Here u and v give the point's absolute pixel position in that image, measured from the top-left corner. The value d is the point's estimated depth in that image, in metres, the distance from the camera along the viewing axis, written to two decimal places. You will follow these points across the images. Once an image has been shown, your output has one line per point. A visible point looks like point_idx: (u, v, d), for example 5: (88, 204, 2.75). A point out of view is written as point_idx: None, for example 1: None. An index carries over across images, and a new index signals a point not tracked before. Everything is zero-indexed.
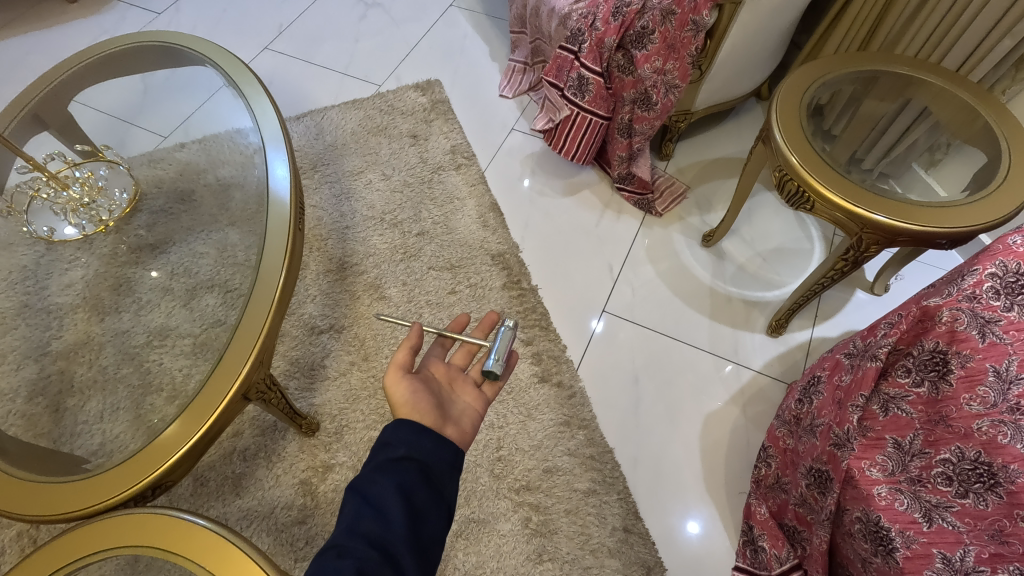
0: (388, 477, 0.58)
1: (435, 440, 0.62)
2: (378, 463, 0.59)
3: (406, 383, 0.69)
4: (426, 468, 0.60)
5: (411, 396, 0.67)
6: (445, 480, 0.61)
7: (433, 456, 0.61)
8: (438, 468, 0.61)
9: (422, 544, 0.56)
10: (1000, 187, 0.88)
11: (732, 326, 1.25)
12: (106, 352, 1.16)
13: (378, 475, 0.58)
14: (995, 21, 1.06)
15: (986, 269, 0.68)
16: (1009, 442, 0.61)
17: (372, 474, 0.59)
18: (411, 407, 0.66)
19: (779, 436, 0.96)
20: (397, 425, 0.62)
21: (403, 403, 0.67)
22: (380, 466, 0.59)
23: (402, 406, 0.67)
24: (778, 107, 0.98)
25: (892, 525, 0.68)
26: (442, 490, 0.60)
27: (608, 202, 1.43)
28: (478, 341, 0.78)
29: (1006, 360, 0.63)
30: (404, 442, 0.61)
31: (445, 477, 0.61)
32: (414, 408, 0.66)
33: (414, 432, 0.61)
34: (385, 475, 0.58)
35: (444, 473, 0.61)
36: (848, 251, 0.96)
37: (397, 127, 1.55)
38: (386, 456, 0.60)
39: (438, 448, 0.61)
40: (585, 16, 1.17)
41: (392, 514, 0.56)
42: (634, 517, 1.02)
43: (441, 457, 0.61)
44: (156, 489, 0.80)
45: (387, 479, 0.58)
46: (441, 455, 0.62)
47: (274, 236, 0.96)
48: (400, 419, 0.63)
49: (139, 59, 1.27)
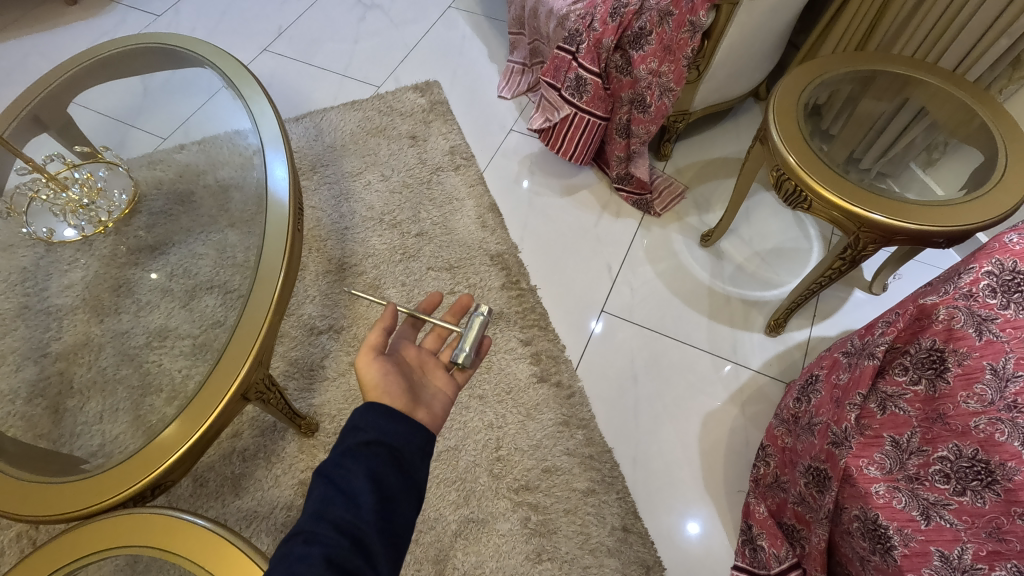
0: (357, 462, 0.57)
1: (408, 425, 0.61)
2: (347, 448, 0.58)
3: (377, 365, 0.68)
4: (396, 453, 0.59)
5: (381, 379, 0.67)
6: (416, 464, 0.60)
7: (404, 441, 0.60)
8: (409, 452, 0.60)
9: (392, 528, 0.55)
10: (995, 186, 0.88)
11: (731, 325, 1.25)
12: (105, 354, 1.16)
13: (348, 462, 0.57)
14: (993, 20, 1.06)
15: (983, 268, 0.68)
16: (1006, 440, 0.61)
17: (341, 459, 0.57)
18: (382, 390, 0.66)
19: (778, 435, 0.96)
20: (367, 408, 0.61)
21: (373, 385, 0.67)
22: (350, 450, 0.58)
23: (372, 388, 0.67)
24: (776, 107, 0.98)
25: (890, 522, 0.69)
26: (413, 475, 0.59)
27: (607, 202, 1.43)
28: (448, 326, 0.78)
29: (1004, 357, 0.63)
30: (374, 426, 0.60)
31: (416, 461, 0.60)
32: (384, 391, 0.66)
33: (385, 417, 0.60)
34: (355, 460, 0.57)
35: (415, 457, 0.60)
36: (845, 250, 0.96)
37: (396, 128, 1.55)
38: (354, 442, 0.59)
39: (410, 432, 0.61)
40: (583, 17, 1.18)
41: (361, 499, 0.55)
42: (633, 516, 1.02)
43: (413, 440, 0.60)
44: (156, 489, 0.80)
45: (357, 465, 0.57)
46: (413, 439, 0.61)
47: (272, 236, 0.96)
48: (371, 402, 0.62)
49: (138, 61, 1.27)
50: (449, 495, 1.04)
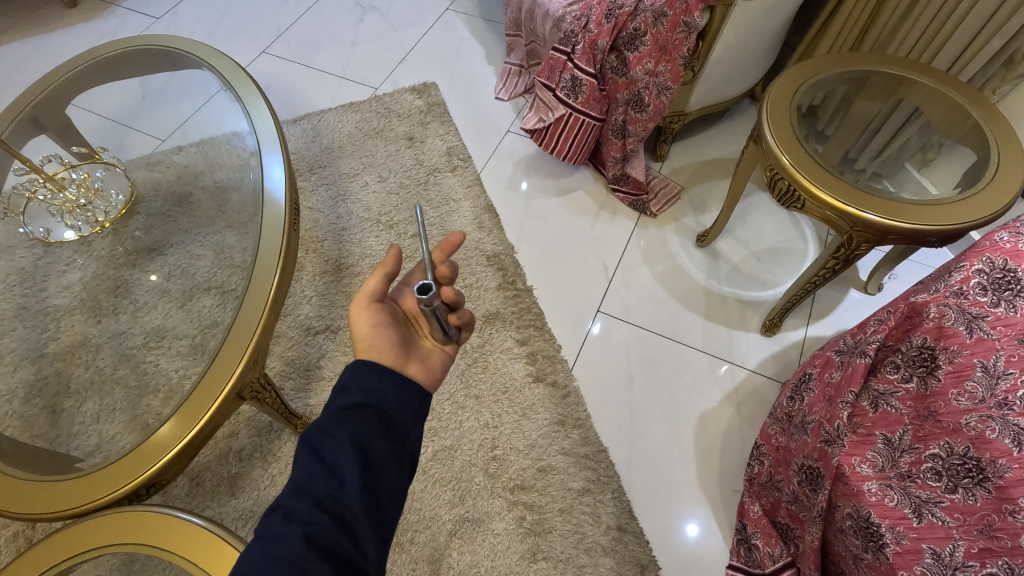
0: (342, 428, 0.57)
1: (397, 385, 0.62)
2: (333, 412, 0.58)
3: (369, 317, 0.69)
4: (385, 415, 0.60)
5: (371, 331, 0.68)
6: (408, 426, 0.60)
7: (393, 402, 0.61)
8: (400, 415, 0.61)
9: (379, 500, 0.55)
10: (987, 185, 0.89)
11: (726, 325, 1.25)
12: (103, 354, 1.17)
13: (334, 427, 0.57)
14: (985, 21, 1.06)
15: (973, 266, 0.69)
16: (997, 437, 0.61)
17: (327, 425, 0.57)
18: (369, 344, 0.67)
19: (771, 434, 0.96)
20: (355, 368, 0.62)
21: (362, 338, 0.68)
22: (336, 415, 0.58)
23: (361, 341, 0.68)
24: (770, 107, 0.98)
25: (882, 520, 0.69)
26: (404, 438, 0.59)
27: (603, 203, 1.44)
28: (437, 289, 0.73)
29: (994, 355, 0.64)
30: (362, 388, 0.60)
31: (407, 424, 0.60)
32: (371, 345, 0.67)
33: (375, 379, 0.61)
34: (340, 426, 0.57)
35: (405, 419, 0.61)
36: (839, 249, 0.96)
37: (393, 130, 1.55)
38: (342, 405, 0.59)
39: (399, 393, 0.61)
40: (579, 18, 1.18)
41: (346, 473, 0.54)
42: (628, 516, 1.03)
43: (403, 402, 0.61)
44: (150, 488, 0.79)
45: (343, 432, 0.57)
46: (405, 401, 0.62)
47: (269, 235, 0.97)
48: (360, 362, 0.63)
49: (138, 63, 1.28)
50: (445, 494, 1.04)
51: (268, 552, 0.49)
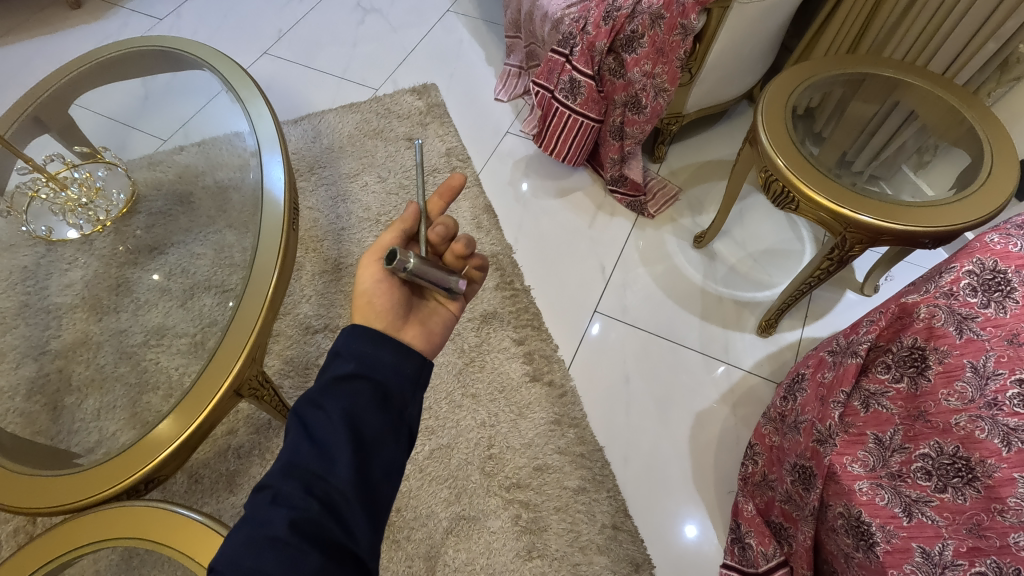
0: (334, 401, 0.58)
1: (394, 353, 0.62)
2: (327, 384, 0.59)
3: (376, 270, 0.70)
4: (381, 387, 0.60)
5: (373, 286, 0.69)
6: (405, 398, 0.61)
7: (390, 372, 0.61)
8: (397, 385, 0.61)
9: (370, 478, 0.56)
10: (981, 188, 0.89)
11: (723, 326, 1.26)
12: (105, 352, 1.19)
13: (327, 400, 0.58)
14: (979, 25, 1.07)
15: (964, 267, 0.70)
16: (986, 437, 0.62)
17: (320, 398, 0.58)
18: (369, 298, 0.69)
19: (765, 434, 0.96)
20: (352, 334, 0.62)
21: (364, 290, 0.69)
22: (329, 387, 0.59)
23: (362, 292, 0.69)
24: (765, 110, 0.99)
25: (873, 519, 0.69)
26: (402, 409, 0.60)
27: (601, 203, 1.44)
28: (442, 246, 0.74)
29: (984, 355, 0.64)
30: (357, 356, 0.61)
31: (404, 395, 0.61)
32: (370, 301, 0.68)
33: (371, 344, 0.61)
34: (332, 399, 0.58)
35: (403, 389, 0.62)
36: (833, 251, 0.97)
37: (393, 130, 1.56)
38: (335, 376, 0.60)
39: (397, 362, 0.61)
40: (577, 21, 1.20)
41: (337, 453, 0.55)
42: (623, 515, 1.03)
43: (401, 370, 0.61)
44: (150, 483, 0.80)
45: (335, 405, 0.57)
46: (402, 369, 0.62)
47: (267, 235, 0.98)
48: (357, 328, 0.63)
49: (140, 64, 1.29)
50: (441, 492, 1.05)
51: (254, 536, 0.50)
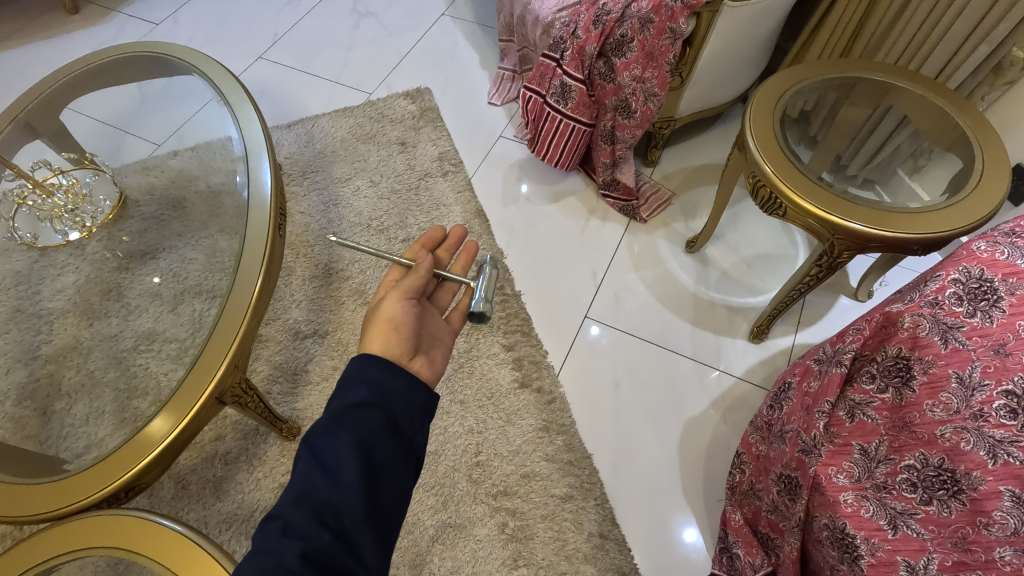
0: (346, 428, 0.57)
1: (406, 383, 0.62)
2: (339, 411, 0.59)
3: (401, 304, 0.71)
4: (392, 415, 0.60)
5: (400, 313, 0.70)
6: (414, 427, 0.61)
7: (402, 401, 0.61)
8: (406, 413, 0.61)
9: (380, 504, 0.55)
10: (970, 195, 0.88)
11: (715, 332, 1.25)
12: (94, 357, 1.19)
13: (338, 428, 0.57)
14: (971, 28, 1.06)
15: (949, 276, 0.69)
16: (972, 449, 0.60)
17: (329, 425, 0.58)
18: (392, 325, 0.69)
19: (752, 443, 0.94)
20: (364, 361, 0.62)
21: (388, 317, 0.70)
22: (340, 415, 0.58)
23: (386, 318, 0.70)
24: (753, 114, 0.98)
25: (857, 532, 0.67)
26: (411, 437, 0.60)
27: (593, 208, 1.44)
28: (459, 277, 0.80)
29: (969, 366, 0.63)
30: (370, 385, 0.61)
31: (413, 423, 0.61)
32: (394, 327, 0.69)
33: (385, 374, 0.62)
34: (344, 426, 0.57)
35: (413, 418, 0.61)
36: (821, 257, 0.95)
37: (386, 134, 1.56)
38: (345, 405, 0.59)
39: (409, 390, 0.62)
40: (567, 25, 1.19)
41: (346, 479, 0.54)
42: (611, 523, 1.02)
43: (412, 400, 0.62)
44: (130, 491, 0.81)
45: (346, 432, 0.57)
46: (413, 399, 0.62)
47: (253, 240, 0.97)
48: (369, 356, 0.63)
49: (129, 69, 1.29)
50: (428, 500, 1.04)
51: (264, 567, 0.48)
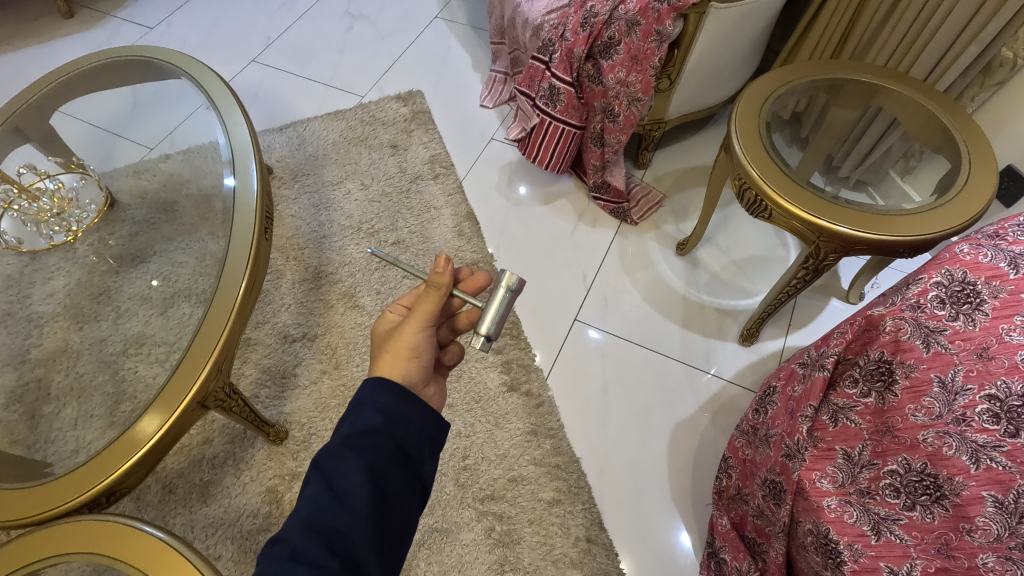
0: (358, 454, 0.56)
1: (418, 413, 0.60)
2: (350, 437, 0.57)
3: (419, 331, 0.67)
4: (403, 443, 0.59)
5: (421, 342, 0.67)
6: (423, 455, 0.60)
7: (413, 430, 0.59)
8: (417, 442, 0.60)
9: (387, 532, 0.55)
10: (957, 197, 0.87)
11: (704, 334, 1.24)
12: (84, 360, 1.20)
13: (349, 454, 0.56)
14: (960, 29, 1.05)
15: (932, 279, 0.69)
16: (954, 454, 0.60)
17: (341, 450, 0.57)
18: (411, 354, 0.66)
19: (739, 447, 0.93)
20: (378, 386, 0.61)
21: (408, 346, 0.66)
22: (351, 441, 0.57)
23: (405, 347, 0.66)
24: (739, 117, 0.97)
25: (841, 537, 0.66)
26: (418, 466, 0.59)
27: (583, 211, 1.43)
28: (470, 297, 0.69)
29: (952, 370, 0.63)
30: (383, 411, 0.59)
31: (422, 451, 0.60)
32: (413, 356, 0.66)
33: (398, 401, 0.60)
34: (356, 452, 0.56)
35: (421, 446, 0.60)
36: (808, 259, 0.95)
37: (378, 137, 1.56)
38: (358, 431, 0.58)
39: (421, 420, 0.60)
40: (556, 27, 1.19)
41: (356, 507, 0.54)
42: (598, 528, 1.02)
43: (423, 431, 0.60)
44: (111, 496, 0.81)
45: (358, 459, 0.56)
46: (424, 428, 0.61)
47: (238, 243, 0.97)
48: (384, 379, 0.61)
49: (119, 73, 1.29)
50: None
51: None
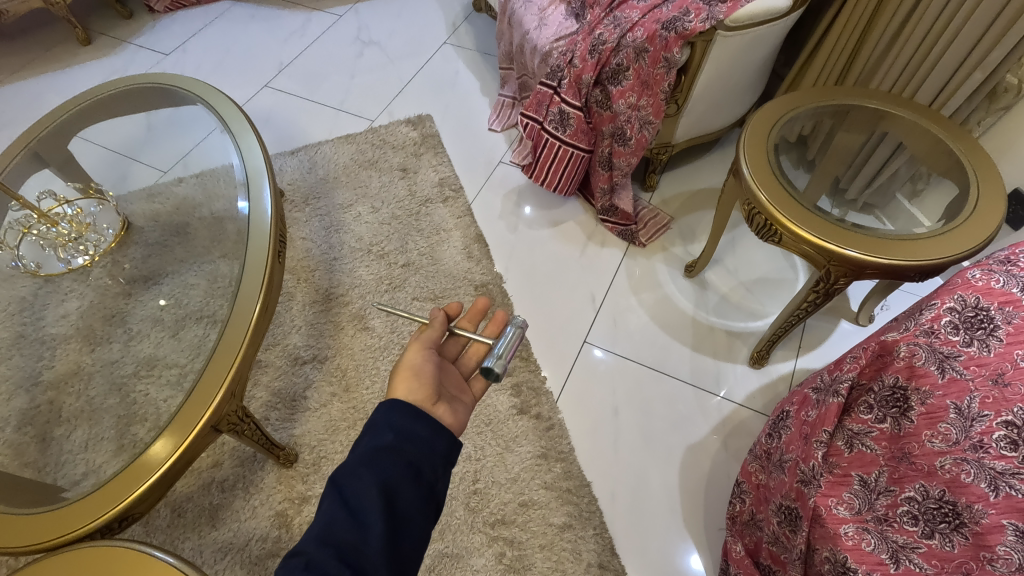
0: (373, 471, 0.56)
1: (430, 430, 0.61)
2: (366, 454, 0.58)
3: (422, 352, 0.71)
4: (415, 462, 0.58)
5: (421, 362, 0.70)
6: (437, 473, 0.60)
7: (425, 450, 0.60)
8: (430, 462, 0.60)
9: (398, 550, 0.54)
10: (966, 221, 0.88)
11: (714, 356, 1.24)
12: (94, 383, 1.18)
13: (363, 470, 0.56)
14: (965, 54, 1.06)
15: (945, 304, 0.69)
16: (973, 481, 0.59)
17: (357, 467, 0.57)
18: (412, 371, 0.68)
19: (752, 472, 0.93)
20: (390, 407, 0.62)
21: (408, 364, 0.69)
22: (368, 457, 0.58)
23: (406, 367, 0.69)
24: (748, 143, 0.99)
25: (859, 566, 0.65)
26: (432, 484, 0.59)
27: (591, 233, 1.44)
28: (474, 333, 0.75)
29: (968, 396, 0.63)
30: (396, 430, 0.60)
31: (435, 470, 0.60)
32: (414, 373, 0.68)
33: (409, 419, 0.61)
34: (371, 469, 0.56)
35: (435, 467, 0.60)
36: (818, 283, 0.95)
37: (387, 161, 1.58)
38: (373, 447, 0.58)
39: (433, 438, 0.61)
40: (564, 54, 1.22)
41: (370, 522, 0.54)
42: (610, 554, 1.01)
43: (435, 448, 0.60)
44: (124, 520, 0.81)
45: (371, 474, 0.56)
46: (435, 447, 0.61)
47: (252, 266, 0.98)
48: (395, 401, 0.62)
49: (137, 100, 1.32)
50: None
51: None
